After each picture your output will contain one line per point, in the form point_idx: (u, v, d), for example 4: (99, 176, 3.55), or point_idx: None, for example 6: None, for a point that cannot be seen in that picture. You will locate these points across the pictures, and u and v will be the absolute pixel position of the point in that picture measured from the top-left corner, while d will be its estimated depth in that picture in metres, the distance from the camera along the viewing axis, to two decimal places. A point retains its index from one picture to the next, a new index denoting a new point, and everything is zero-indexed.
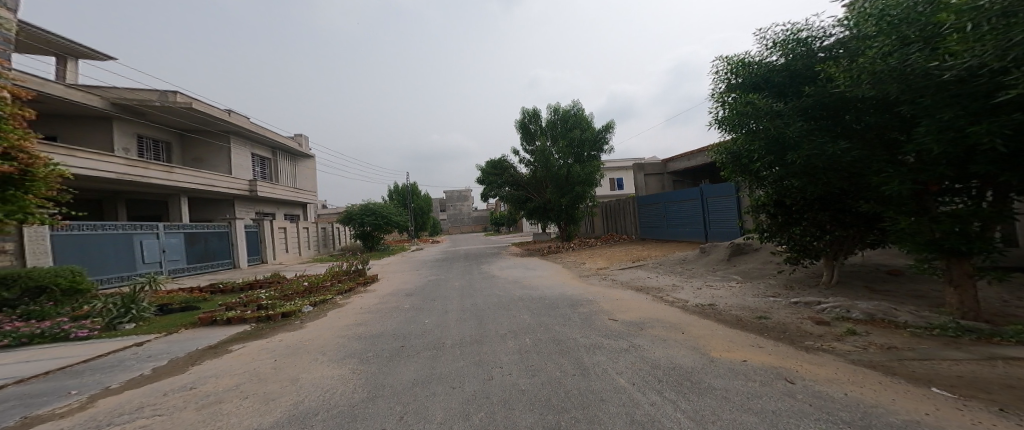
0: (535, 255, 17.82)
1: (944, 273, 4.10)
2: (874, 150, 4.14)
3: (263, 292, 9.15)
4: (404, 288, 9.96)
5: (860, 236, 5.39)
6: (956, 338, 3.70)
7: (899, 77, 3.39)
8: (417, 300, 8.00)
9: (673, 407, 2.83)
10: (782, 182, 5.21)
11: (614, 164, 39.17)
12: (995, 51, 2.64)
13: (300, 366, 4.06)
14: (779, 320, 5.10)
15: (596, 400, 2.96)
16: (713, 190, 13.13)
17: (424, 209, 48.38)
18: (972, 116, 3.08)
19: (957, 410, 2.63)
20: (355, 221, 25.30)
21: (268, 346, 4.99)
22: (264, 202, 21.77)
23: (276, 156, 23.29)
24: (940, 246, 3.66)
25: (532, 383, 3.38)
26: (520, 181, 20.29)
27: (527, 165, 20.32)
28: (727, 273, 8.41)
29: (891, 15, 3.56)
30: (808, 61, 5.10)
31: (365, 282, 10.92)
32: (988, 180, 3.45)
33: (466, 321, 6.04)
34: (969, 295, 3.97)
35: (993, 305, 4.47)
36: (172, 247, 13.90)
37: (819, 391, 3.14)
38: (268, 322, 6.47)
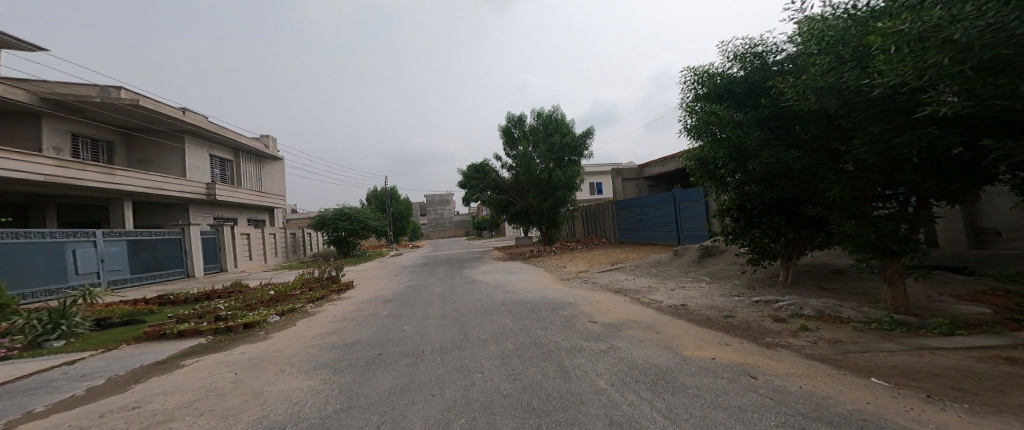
0: (517, 259, 17.95)
1: (879, 272, 4.47)
2: (820, 159, 4.48)
3: (223, 302, 8.84)
4: (382, 294, 9.94)
5: (811, 238, 5.76)
6: (890, 331, 4.04)
7: (837, 93, 3.70)
8: (396, 307, 8.00)
9: (650, 406, 3.02)
10: (743, 187, 5.57)
11: (593, 169, 39.94)
12: (914, 71, 2.84)
13: (264, 378, 4.07)
14: (743, 318, 5.41)
15: (576, 403, 3.12)
16: (683, 194, 13.63)
17: (403, 214, 47.75)
18: (897, 130, 3.39)
19: (892, 399, 2.89)
20: (329, 226, 24.86)
21: (232, 359, 4.95)
22: (222, 207, 21.07)
23: (239, 157, 22.71)
24: (877, 247, 3.97)
25: (513, 388, 3.52)
26: (503, 185, 20.39)
27: (509, 169, 20.43)
28: (698, 274, 8.78)
29: (830, 36, 3.91)
30: (763, 74, 5.50)
31: (339, 289, 10.81)
32: (912, 187, 3.81)
33: (447, 326, 6.11)
34: (899, 291, 4.35)
35: (922, 299, 4.92)
36: (112, 256, 13.30)
37: (778, 385, 3.39)
38: (228, 333, 6.37)
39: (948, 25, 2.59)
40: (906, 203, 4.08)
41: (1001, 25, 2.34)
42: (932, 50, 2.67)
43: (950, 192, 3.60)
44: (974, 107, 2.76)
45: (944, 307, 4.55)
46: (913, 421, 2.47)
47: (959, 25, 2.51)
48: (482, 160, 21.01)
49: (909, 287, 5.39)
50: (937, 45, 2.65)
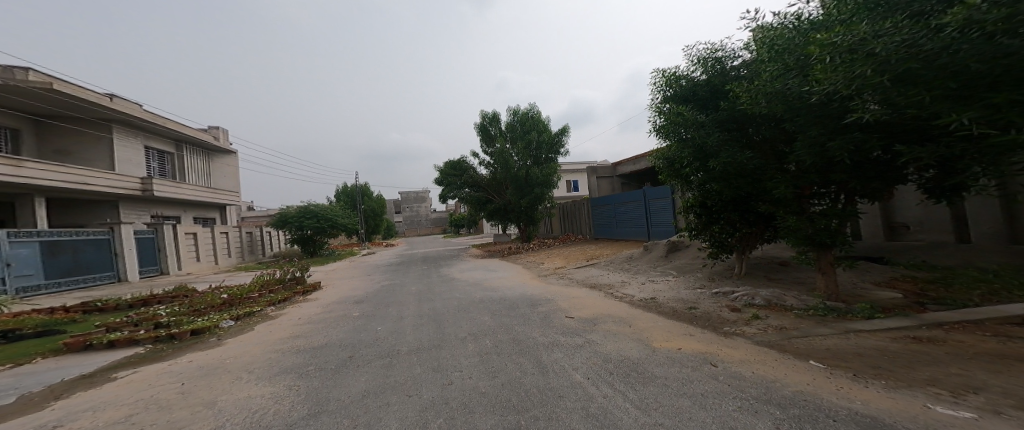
0: (494, 256, 18.04)
1: (815, 262, 4.88)
2: (769, 159, 4.80)
3: (166, 308, 8.38)
4: (353, 295, 9.80)
5: (760, 232, 6.20)
6: (824, 317, 4.43)
7: (784, 99, 3.96)
8: (368, 308, 7.96)
9: (623, 398, 3.19)
10: (705, 186, 5.86)
11: (568, 166, 40.48)
12: (844, 80, 2.97)
13: (217, 388, 4.00)
14: (705, 309, 5.73)
15: (554, 397, 3.26)
16: (653, 192, 14.09)
17: (376, 211, 46.81)
18: (830, 134, 3.72)
19: (826, 379, 3.17)
20: (292, 225, 24.06)
21: (178, 369, 4.82)
22: (161, 203, 19.81)
23: (180, 150, 21.82)
24: (814, 240, 4.35)
25: (492, 385, 3.64)
26: (481, 182, 20.35)
27: (487, 166, 20.44)
28: (665, 268, 9.16)
29: (778, 45, 4.20)
30: (723, 79, 5.82)
31: (304, 291, 10.65)
32: (841, 186, 4.20)
33: (423, 326, 6.14)
34: (830, 278, 4.76)
35: (850, 287, 5.44)
36: (22, 259, 12.14)
37: (736, 371, 3.65)
38: (172, 341, 6.16)
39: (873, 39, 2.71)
40: (839, 201, 4.48)
41: (915, 43, 2.52)
42: (858, 61, 2.78)
43: (872, 191, 4.00)
44: (891, 115, 3.04)
45: (866, 293, 5.07)
46: (845, 399, 2.74)
47: (881, 40, 2.67)
48: (459, 156, 20.90)
49: (849, 276, 5.90)
50: (863, 57, 2.76)
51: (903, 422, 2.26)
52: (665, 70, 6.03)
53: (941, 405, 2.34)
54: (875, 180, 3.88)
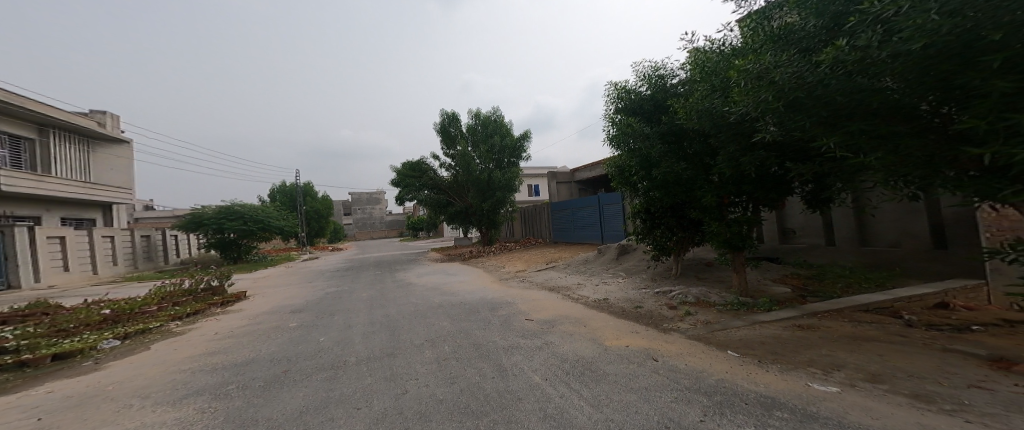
0: (455, 260, 18.07)
1: (732, 262, 5.55)
2: (699, 170, 5.30)
3: (20, 324, 6.67)
4: (294, 304, 9.34)
5: (691, 237, 6.82)
6: (736, 312, 5.08)
7: (711, 118, 4.36)
8: (309, 317, 7.68)
9: (577, 396, 3.29)
10: (649, 193, 6.28)
11: (530, 171, 41.16)
12: (751, 104, 3.34)
13: (92, 421, 3.16)
14: (648, 307, 6.19)
15: (514, 400, 3.22)
16: (607, 198, 14.77)
17: (320, 214, 44.37)
18: (742, 151, 4.29)
19: (740, 365, 3.59)
20: (210, 227, 21.19)
21: (29, 403, 3.78)
22: (5, 199, 15.97)
23: (43, 136, 18.01)
24: (729, 243, 5.03)
25: (450, 392, 3.45)
26: (441, 184, 20.15)
27: (448, 169, 20.31)
28: (617, 270, 9.70)
29: (706, 67, 4.67)
30: (664, 94, 6.33)
31: (221, 303, 9.44)
32: (750, 197, 4.89)
33: (377, 333, 6.03)
34: (742, 277, 5.47)
35: (754, 283, 6.25)
36: None
37: (673, 364, 4.01)
38: (24, 369, 4.89)
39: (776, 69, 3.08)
40: (750, 209, 5.20)
41: (802, 76, 2.91)
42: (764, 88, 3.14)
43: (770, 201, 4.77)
44: (783, 136, 3.54)
45: (765, 288, 5.91)
46: (752, 383, 3.15)
47: (778, 70, 3.07)
48: (419, 157, 20.63)
49: (761, 274, 6.70)
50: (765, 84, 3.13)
51: (792, 399, 2.67)
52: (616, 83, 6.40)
53: (819, 383, 2.80)
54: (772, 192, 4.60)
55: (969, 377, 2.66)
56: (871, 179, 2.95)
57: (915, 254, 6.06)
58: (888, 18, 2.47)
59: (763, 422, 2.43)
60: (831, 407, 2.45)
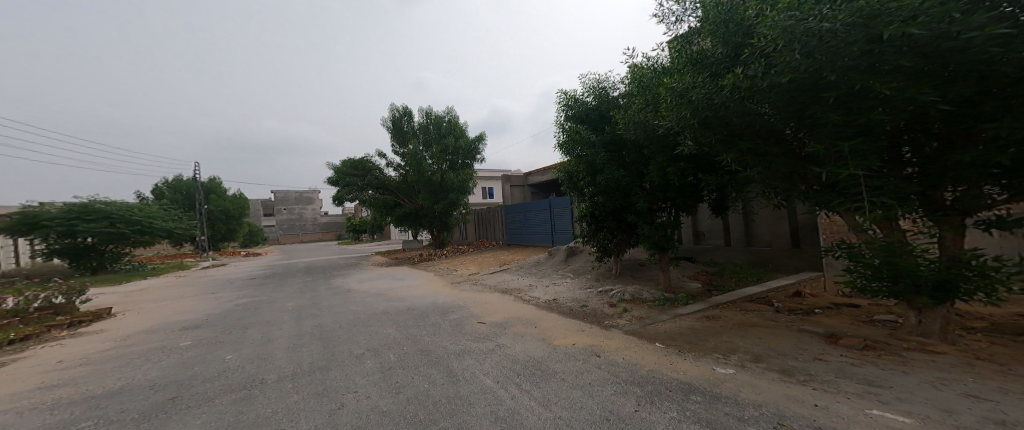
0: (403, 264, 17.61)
1: (659, 261, 6.20)
2: (635, 177, 5.73)
3: None
4: (216, 310, 8.43)
5: (628, 239, 7.35)
6: (663, 306, 5.63)
7: (645, 130, 4.79)
8: (217, 331, 6.37)
9: (529, 396, 3.17)
10: (593, 197, 6.60)
11: (483, 174, 41.21)
12: (675, 119, 3.71)
13: None
14: (592, 306, 6.50)
15: (464, 405, 3.00)
16: (558, 202, 15.27)
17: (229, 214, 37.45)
18: (668, 161, 4.91)
19: (666, 355, 3.95)
20: (52, 229, 16.38)
21: None
22: None
23: None
24: (655, 244, 5.74)
25: (395, 402, 3.11)
26: (389, 185, 19.67)
27: (396, 168, 19.77)
28: (565, 271, 10.09)
29: (641, 81, 5.06)
30: (608, 106, 6.73)
31: (77, 321, 7.26)
32: (673, 202, 5.62)
33: (309, 343, 5.34)
34: (666, 274, 6.16)
35: (675, 279, 6.93)
36: None
37: (614, 358, 4.18)
38: None
39: (691, 88, 3.46)
40: (674, 214, 5.92)
41: (710, 97, 3.33)
42: (684, 104, 3.49)
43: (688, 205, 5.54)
44: (699, 150, 3.98)
45: (682, 284, 6.65)
46: (675, 371, 3.48)
47: (694, 90, 3.45)
48: (363, 155, 19.95)
49: (679, 271, 7.38)
50: (684, 102, 3.49)
51: (705, 383, 3.02)
52: (568, 91, 6.65)
53: (720, 366, 3.29)
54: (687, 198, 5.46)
55: (816, 352, 3.44)
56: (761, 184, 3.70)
57: (781, 253, 6.87)
58: (767, 53, 2.97)
59: (683, 406, 2.73)
60: (735, 389, 2.78)
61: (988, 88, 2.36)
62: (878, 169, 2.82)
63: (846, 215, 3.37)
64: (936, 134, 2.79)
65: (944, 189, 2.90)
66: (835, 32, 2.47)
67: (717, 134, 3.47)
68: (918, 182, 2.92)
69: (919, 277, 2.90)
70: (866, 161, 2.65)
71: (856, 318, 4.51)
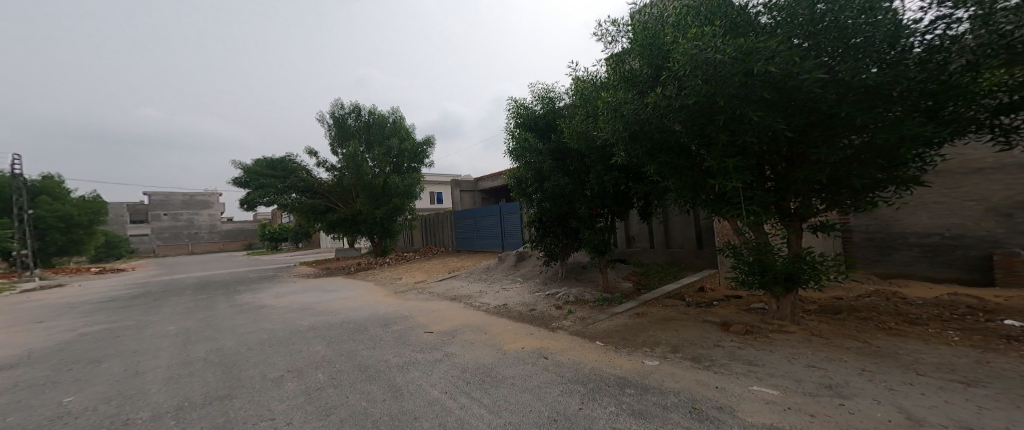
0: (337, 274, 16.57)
1: (600, 264, 6.51)
2: (577, 184, 6.01)
3: None
4: (118, 329, 7.35)
5: (573, 244, 7.62)
6: (603, 306, 5.95)
7: (587, 140, 5.10)
8: (125, 348, 5.76)
9: (477, 405, 3.18)
10: (541, 204, 6.78)
11: (431, 179, 40.56)
12: (611, 131, 3.97)
13: None
14: (540, 309, 6.69)
15: (409, 420, 2.93)
16: (508, 207, 15.50)
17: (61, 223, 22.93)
18: (608, 169, 5.26)
19: (606, 352, 4.18)
20: None
21: None
22: None
23: None
24: (596, 247, 6.08)
25: (331, 423, 2.97)
26: (319, 188, 18.72)
27: (331, 170, 18.73)
28: (515, 276, 10.24)
29: (582, 93, 5.33)
30: (554, 115, 6.97)
31: None
32: (612, 207, 6.00)
33: (238, 357, 4.96)
34: (606, 276, 6.50)
35: (615, 281, 7.35)
36: None
37: (559, 358, 4.34)
38: None
39: (624, 104, 3.73)
40: (613, 220, 6.32)
41: (638, 113, 3.63)
42: (619, 119, 3.76)
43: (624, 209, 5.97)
44: (634, 161, 4.29)
45: (619, 284, 7.10)
46: (612, 366, 3.71)
47: (626, 105, 3.72)
48: (287, 154, 18.72)
49: (615, 272, 7.81)
50: (620, 117, 3.76)
51: (637, 376, 3.27)
52: (518, 99, 6.79)
53: (649, 359, 3.63)
54: (624, 204, 5.95)
55: (725, 340, 3.90)
56: (681, 196, 4.07)
57: (691, 254, 7.53)
58: (679, 77, 3.34)
59: (620, 399, 2.91)
60: (661, 380, 3.05)
61: (814, 121, 3.16)
62: (754, 183, 3.50)
63: (730, 220, 3.95)
64: (785, 157, 3.56)
65: (790, 199, 3.64)
66: (723, 64, 2.94)
67: (642, 147, 3.82)
68: (776, 193, 3.60)
69: (775, 270, 3.49)
70: (742, 175, 3.28)
71: (738, 307, 5.15)
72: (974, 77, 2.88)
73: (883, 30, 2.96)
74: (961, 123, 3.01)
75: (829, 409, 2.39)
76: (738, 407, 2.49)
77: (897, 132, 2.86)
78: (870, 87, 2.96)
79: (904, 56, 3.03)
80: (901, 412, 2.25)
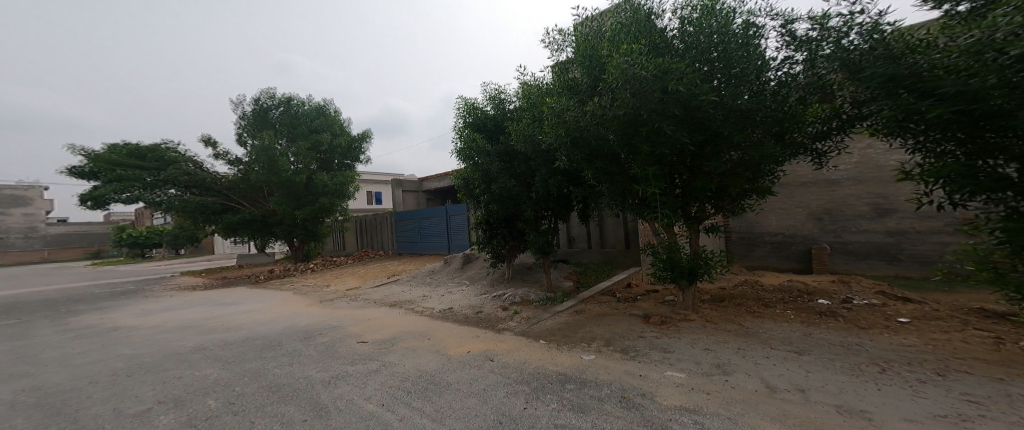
0: (246, 282, 14.89)
1: (542, 264, 6.69)
2: (523, 186, 6.13)
3: None
4: None
5: (519, 245, 7.75)
6: (546, 305, 6.14)
7: (533, 142, 5.25)
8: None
9: (420, 415, 3.13)
10: (487, 206, 6.81)
11: (370, 177, 38.99)
12: (554, 137, 4.12)
13: None
14: (486, 311, 6.72)
15: None
16: (454, 209, 15.39)
17: None
18: (551, 172, 5.45)
19: (548, 350, 4.33)
20: None
21: None
22: None
23: None
24: (539, 247, 6.27)
25: None
26: (214, 184, 16.46)
27: (234, 164, 16.56)
28: (461, 279, 10.17)
29: (529, 97, 5.48)
30: (502, 116, 7.05)
31: None
32: (555, 210, 6.22)
33: (144, 374, 4.40)
34: (547, 276, 6.67)
35: (557, 281, 7.62)
36: None
37: (504, 359, 4.41)
38: None
39: (565, 110, 3.91)
40: (555, 222, 6.54)
41: (578, 120, 3.81)
42: (562, 125, 3.92)
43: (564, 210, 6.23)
44: (575, 166, 4.50)
45: (560, 284, 7.37)
46: (553, 364, 3.86)
47: (567, 113, 3.89)
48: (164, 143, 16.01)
49: (557, 272, 8.08)
50: (562, 123, 3.93)
51: (574, 372, 3.43)
52: (466, 98, 6.76)
53: (586, 354, 3.83)
54: (565, 206, 6.19)
55: (650, 331, 4.22)
56: (614, 201, 4.35)
57: (622, 254, 8.03)
58: (612, 89, 3.59)
59: (561, 395, 3.05)
60: (596, 373, 3.25)
61: (713, 134, 3.60)
62: (662, 195, 3.74)
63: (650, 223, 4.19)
64: (687, 167, 3.91)
65: (690, 207, 4.06)
66: (642, 80, 3.22)
67: (582, 153, 4.00)
68: (683, 199, 3.95)
69: (681, 266, 3.98)
70: (659, 181, 3.63)
71: (657, 299, 5.60)
72: (803, 108, 3.58)
73: (753, 64, 3.54)
74: (794, 148, 3.72)
75: (720, 385, 2.76)
76: (658, 392, 2.72)
77: (762, 151, 3.48)
78: (741, 109, 3.46)
79: (762, 88, 3.64)
80: (764, 383, 2.73)
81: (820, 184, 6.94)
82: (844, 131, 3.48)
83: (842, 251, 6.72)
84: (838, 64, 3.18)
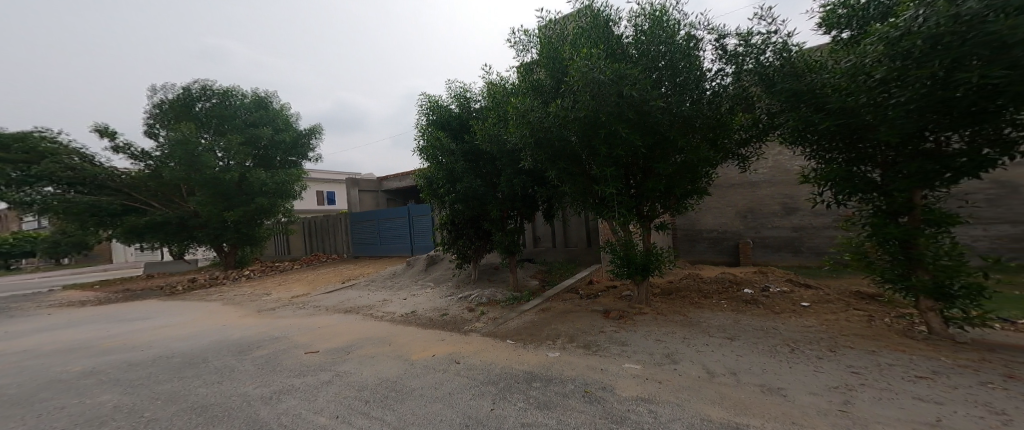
0: (175, 292, 13.70)
1: (509, 263, 6.74)
2: (488, 186, 6.13)
3: None
4: None
5: (486, 244, 7.75)
6: (513, 305, 6.18)
7: (497, 142, 5.27)
8: None
9: (382, 424, 3.06)
10: (451, 205, 6.74)
11: (323, 177, 37.45)
12: (518, 136, 4.15)
13: None
14: (451, 313, 6.67)
15: None
16: (416, 209, 15.16)
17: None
18: (515, 172, 5.51)
19: (514, 349, 4.37)
20: None
21: None
22: None
23: None
24: (505, 246, 6.32)
25: None
26: (111, 181, 14.43)
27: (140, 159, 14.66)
28: (424, 281, 10.01)
29: (494, 97, 5.50)
30: (467, 116, 7.02)
31: None
32: (520, 209, 6.30)
33: (69, 397, 3.99)
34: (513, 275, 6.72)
35: (523, 280, 7.70)
36: None
37: (469, 361, 4.41)
38: None
39: (528, 111, 3.95)
40: (520, 220, 6.62)
41: (541, 121, 3.88)
42: (526, 126, 3.96)
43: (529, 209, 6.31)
44: (538, 166, 4.57)
45: (526, 283, 7.46)
46: (519, 363, 3.90)
47: (530, 113, 3.94)
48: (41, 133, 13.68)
49: (522, 271, 8.16)
50: (526, 124, 3.96)
51: (538, 370, 3.50)
52: (430, 96, 6.65)
53: (551, 351, 3.91)
54: (530, 206, 6.28)
55: (609, 325, 4.36)
56: (577, 201, 4.47)
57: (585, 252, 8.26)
58: (575, 92, 3.70)
59: (527, 393, 3.10)
60: (560, 369, 3.32)
61: (665, 137, 3.77)
62: (618, 194, 3.95)
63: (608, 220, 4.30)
64: (640, 168, 4.12)
65: (642, 207, 4.29)
66: (600, 84, 3.35)
67: (546, 154, 4.06)
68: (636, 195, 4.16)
69: (637, 262, 4.16)
70: (616, 181, 3.78)
71: (616, 295, 5.81)
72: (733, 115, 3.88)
73: (692, 74, 3.78)
74: (722, 151, 4.06)
75: (670, 373, 2.92)
76: (616, 384, 2.84)
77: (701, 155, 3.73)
78: (683, 115, 3.68)
79: (701, 95, 3.88)
80: (705, 368, 2.92)
81: (744, 185, 7.86)
82: (762, 138, 3.96)
83: (761, 244, 7.72)
84: (756, 78, 3.59)
